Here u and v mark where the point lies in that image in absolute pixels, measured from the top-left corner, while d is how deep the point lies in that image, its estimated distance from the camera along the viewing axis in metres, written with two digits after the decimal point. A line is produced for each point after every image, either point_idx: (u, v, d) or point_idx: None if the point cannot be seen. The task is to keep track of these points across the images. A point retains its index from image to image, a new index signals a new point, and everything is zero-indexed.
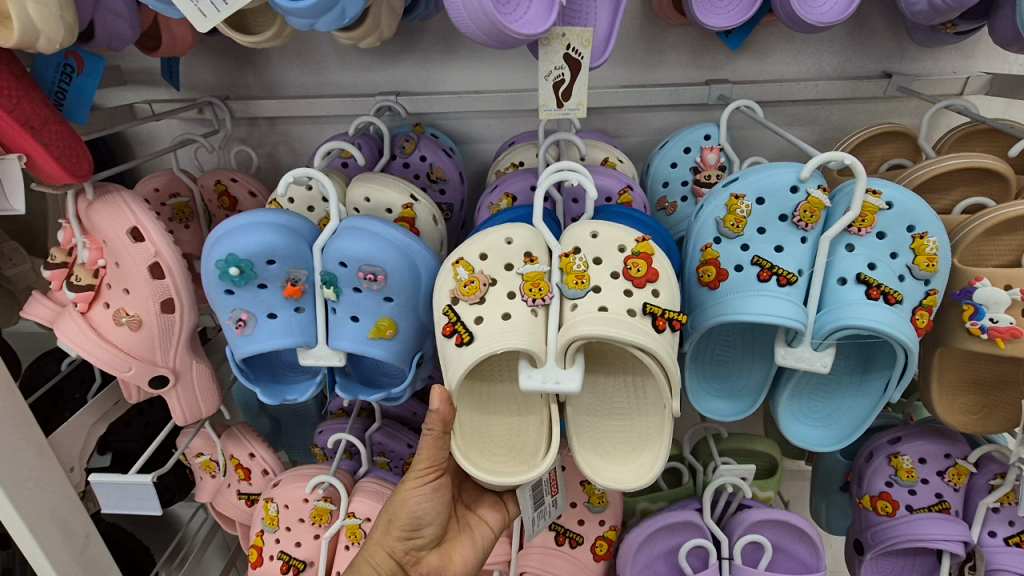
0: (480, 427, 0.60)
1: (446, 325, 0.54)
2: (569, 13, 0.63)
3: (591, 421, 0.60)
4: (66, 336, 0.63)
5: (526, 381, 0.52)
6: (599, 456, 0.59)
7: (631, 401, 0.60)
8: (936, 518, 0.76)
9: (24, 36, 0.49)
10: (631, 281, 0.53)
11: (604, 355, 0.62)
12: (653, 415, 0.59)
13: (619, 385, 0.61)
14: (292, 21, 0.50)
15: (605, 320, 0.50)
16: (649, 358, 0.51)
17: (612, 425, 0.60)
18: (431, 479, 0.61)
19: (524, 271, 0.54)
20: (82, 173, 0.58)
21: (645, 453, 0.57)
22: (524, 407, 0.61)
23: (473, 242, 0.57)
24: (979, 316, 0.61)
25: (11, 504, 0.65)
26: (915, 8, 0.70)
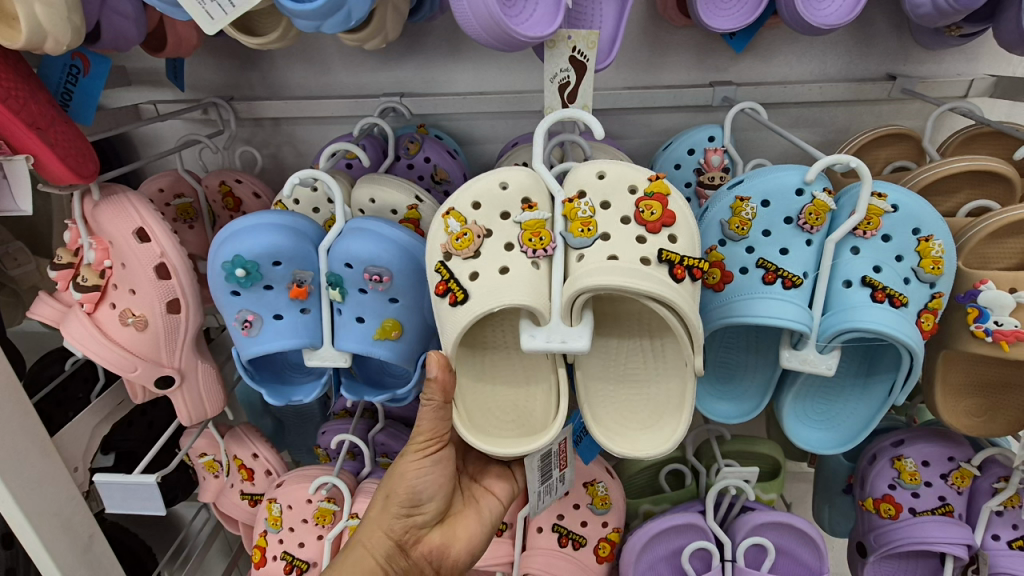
0: (485, 399, 0.60)
1: (442, 278, 0.54)
2: (574, 15, 0.63)
3: (601, 388, 0.60)
4: (71, 336, 0.64)
5: (527, 342, 0.51)
6: (613, 424, 0.59)
7: (648, 363, 0.60)
8: (940, 522, 0.76)
9: (32, 38, 0.49)
10: (644, 225, 0.53)
11: (619, 324, 0.61)
12: (673, 378, 0.58)
13: (635, 347, 0.60)
14: (300, 24, 0.50)
15: (622, 271, 0.49)
16: (663, 308, 0.50)
17: (626, 391, 0.60)
18: (434, 447, 0.60)
19: (523, 219, 0.54)
20: (88, 173, 0.58)
21: (668, 417, 0.57)
22: (528, 374, 0.61)
23: (471, 188, 0.56)
24: (983, 319, 0.61)
25: (15, 504, 0.66)
26: (920, 10, 0.70)
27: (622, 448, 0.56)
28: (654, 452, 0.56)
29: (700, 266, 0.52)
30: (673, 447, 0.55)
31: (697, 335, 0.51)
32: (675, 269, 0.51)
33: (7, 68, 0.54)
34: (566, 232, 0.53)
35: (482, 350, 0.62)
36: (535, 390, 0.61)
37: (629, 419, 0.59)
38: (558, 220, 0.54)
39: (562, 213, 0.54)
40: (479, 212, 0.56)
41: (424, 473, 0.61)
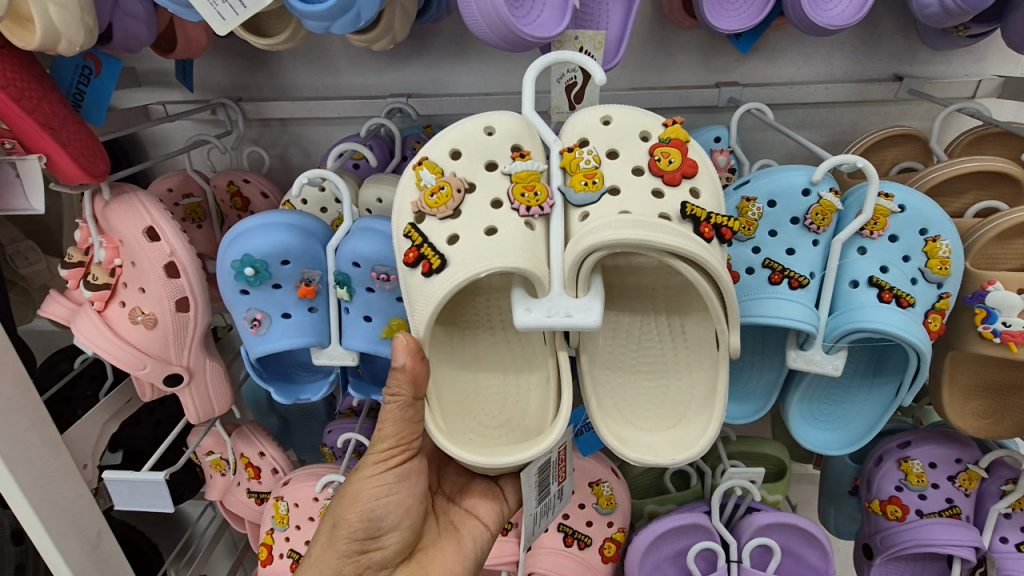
0: (473, 403, 0.60)
1: (412, 234, 0.52)
2: (581, 16, 0.63)
3: (609, 384, 0.59)
4: (82, 334, 0.64)
5: (521, 319, 0.49)
6: (626, 423, 0.57)
7: (672, 352, 0.59)
8: (948, 523, 0.75)
9: (46, 39, 0.50)
10: (661, 176, 0.53)
11: (631, 310, 0.61)
12: (702, 369, 0.57)
13: (659, 336, 0.60)
14: (310, 25, 0.51)
15: (639, 224, 0.46)
16: (690, 268, 0.47)
17: (645, 382, 0.59)
18: (399, 459, 0.55)
19: (514, 171, 0.53)
20: (99, 173, 0.59)
21: (695, 412, 0.56)
22: (518, 369, 0.62)
23: (454, 136, 0.56)
24: (991, 320, 0.61)
25: (26, 500, 0.66)
26: (928, 11, 0.69)
27: (637, 454, 0.54)
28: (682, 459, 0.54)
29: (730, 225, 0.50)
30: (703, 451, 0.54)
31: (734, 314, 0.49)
32: (703, 230, 0.49)
33: (23, 68, 0.54)
34: (566, 187, 0.52)
35: (468, 348, 0.61)
36: (525, 388, 0.61)
37: (646, 417, 0.58)
38: (554, 171, 0.53)
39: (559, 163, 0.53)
40: (457, 168, 0.55)
41: (384, 496, 0.55)
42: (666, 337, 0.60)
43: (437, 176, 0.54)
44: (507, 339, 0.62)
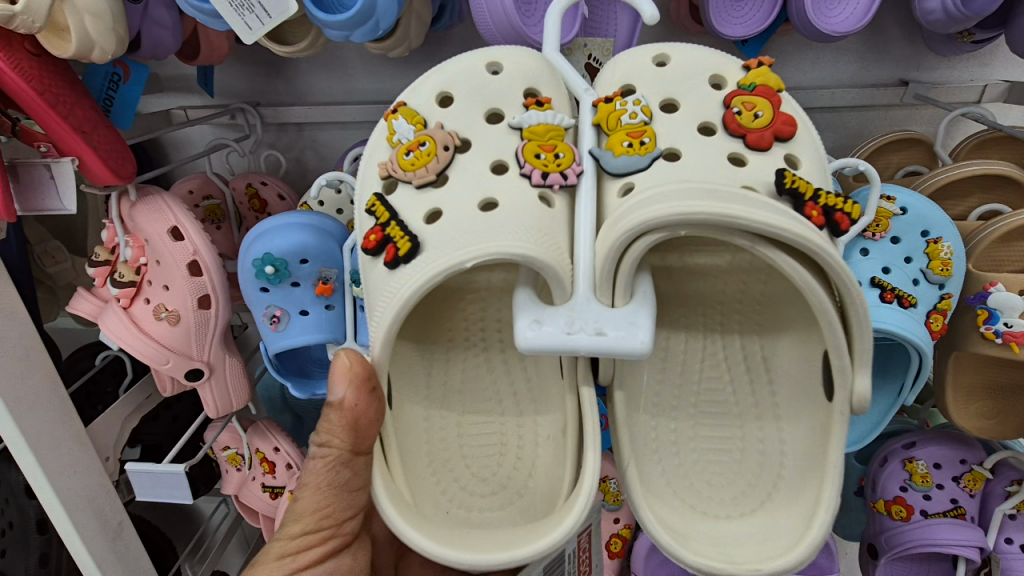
0: (461, 465, 0.58)
1: (378, 207, 0.51)
2: (591, 25, 0.65)
3: (646, 458, 0.56)
4: (109, 328, 0.68)
5: (524, 339, 0.45)
6: (680, 504, 0.53)
7: (753, 403, 0.57)
8: (952, 523, 0.76)
9: (81, 47, 0.53)
10: (744, 135, 0.52)
11: (688, 325, 0.61)
12: (792, 435, 0.53)
13: (737, 385, 0.58)
14: (330, 34, 0.53)
15: (728, 198, 0.40)
16: (800, 267, 0.41)
17: (712, 442, 0.57)
18: (319, 549, 0.50)
19: (531, 123, 0.54)
20: (127, 174, 0.62)
21: (792, 496, 0.50)
22: (520, 417, 0.60)
23: (451, 83, 0.57)
24: (993, 320, 0.62)
25: (53, 490, 0.69)
26: (932, 16, 0.71)
27: (696, 559, 0.47)
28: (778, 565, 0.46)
29: (843, 210, 0.45)
30: (804, 562, 0.46)
31: (863, 346, 0.43)
32: (810, 213, 0.44)
33: (58, 74, 0.57)
34: (601, 151, 0.52)
35: (451, 388, 0.61)
36: (527, 445, 0.59)
37: (719, 500, 0.54)
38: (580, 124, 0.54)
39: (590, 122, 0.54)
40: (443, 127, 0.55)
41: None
42: (745, 378, 0.58)
43: (416, 130, 0.54)
44: (505, 384, 0.62)
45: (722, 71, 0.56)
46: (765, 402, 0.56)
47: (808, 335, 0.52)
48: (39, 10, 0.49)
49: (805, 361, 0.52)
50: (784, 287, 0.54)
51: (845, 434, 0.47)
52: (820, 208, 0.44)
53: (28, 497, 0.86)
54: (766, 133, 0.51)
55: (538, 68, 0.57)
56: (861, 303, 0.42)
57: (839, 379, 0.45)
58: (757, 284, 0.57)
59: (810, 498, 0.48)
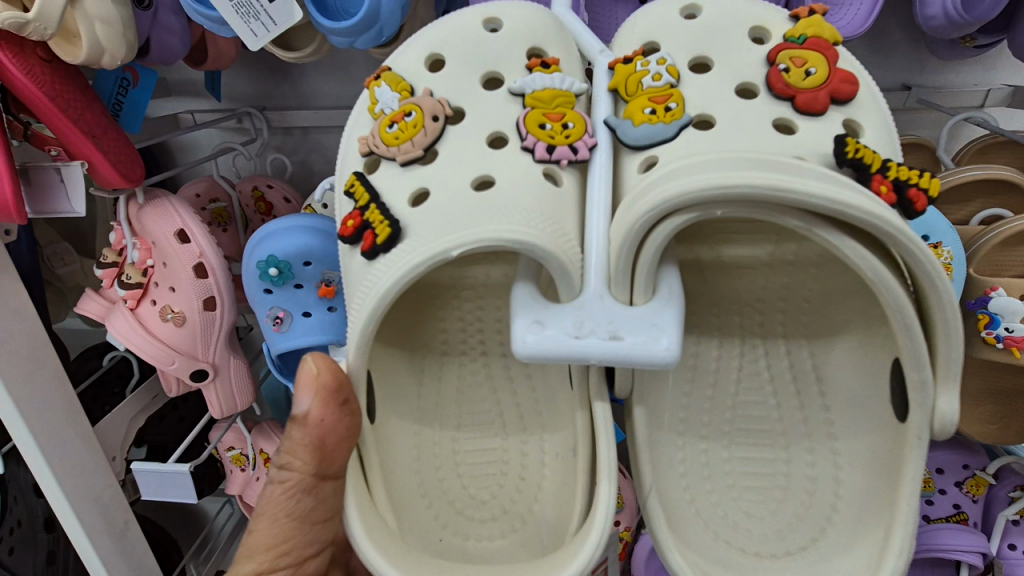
0: (460, 484, 0.59)
1: (355, 187, 0.52)
2: (592, 30, 0.66)
3: (673, 488, 0.55)
4: (116, 329, 0.69)
5: (520, 346, 0.45)
6: (726, 543, 0.53)
7: (804, 425, 0.57)
8: (955, 529, 0.74)
9: (91, 53, 0.54)
10: (793, 97, 0.50)
11: (724, 324, 0.60)
12: (845, 463, 0.53)
13: (784, 405, 0.58)
14: (335, 40, 0.54)
15: (796, 172, 0.38)
16: (869, 255, 0.40)
17: (750, 472, 0.57)
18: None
19: (537, 88, 0.54)
20: (136, 178, 0.63)
21: (850, 528, 0.50)
22: (524, 434, 0.61)
23: (442, 46, 0.58)
24: (995, 325, 0.61)
25: (60, 489, 0.70)
26: (932, 23, 0.71)
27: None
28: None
29: (918, 185, 0.43)
30: None
31: (945, 353, 0.42)
32: (879, 187, 0.42)
33: (69, 79, 0.58)
34: (621, 121, 0.52)
35: (444, 400, 0.62)
36: (531, 464, 0.60)
37: (762, 535, 0.54)
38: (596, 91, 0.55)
39: (607, 88, 0.54)
40: (432, 95, 0.55)
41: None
42: (791, 387, 0.58)
43: (399, 100, 0.55)
44: (506, 399, 0.62)
45: (766, 24, 0.55)
46: (816, 420, 0.56)
47: (866, 342, 0.51)
48: (52, 17, 0.50)
49: (862, 372, 0.52)
50: (836, 284, 0.54)
51: (919, 463, 0.45)
52: (890, 181, 0.43)
53: (36, 496, 0.87)
54: (819, 94, 0.50)
55: (544, 39, 0.58)
56: (948, 298, 0.39)
57: (919, 395, 0.42)
58: (805, 279, 0.57)
59: (871, 532, 0.47)
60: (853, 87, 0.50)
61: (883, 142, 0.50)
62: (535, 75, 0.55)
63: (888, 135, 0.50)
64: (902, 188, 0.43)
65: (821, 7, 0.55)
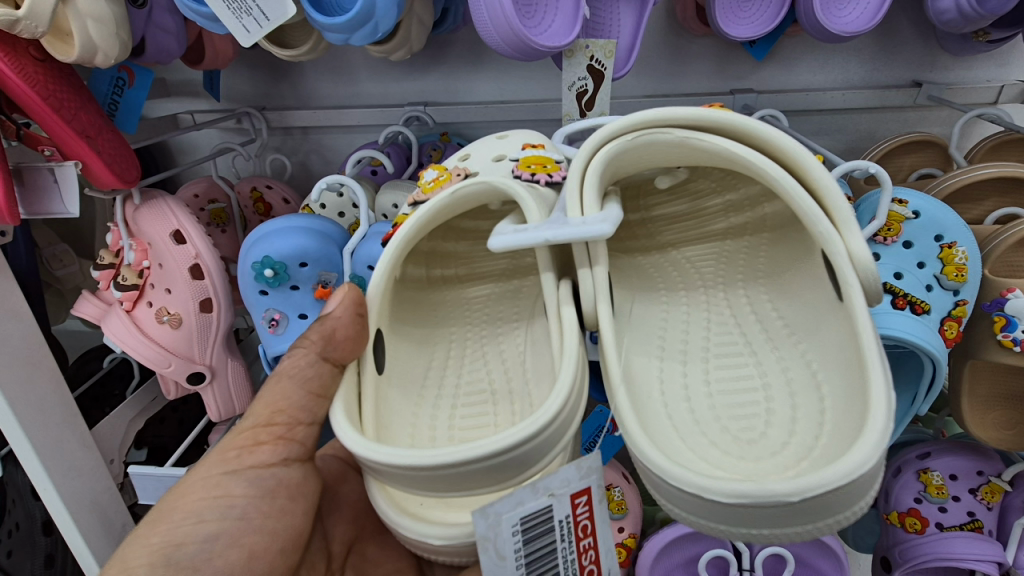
0: (442, 418, 0.46)
1: (401, 220, 0.51)
2: (592, 26, 0.64)
3: (643, 399, 0.43)
4: (112, 332, 0.68)
5: (495, 240, 0.38)
6: (700, 462, 0.39)
7: (764, 340, 0.47)
8: (968, 537, 0.71)
9: (84, 52, 0.53)
10: None
11: (662, 269, 0.56)
12: (831, 357, 0.40)
13: (748, 331, 0.49)
14: (330, 36, 0.53)
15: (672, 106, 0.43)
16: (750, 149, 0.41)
17: (736, 398, 0.44)
18: (269, 451, 0.44)
19: (523, 156, 0.53)
20: (130, 178, 0.63)
21: (846, 416, 0.36)
22: (508, 372, 0.50)
23: (471, 150, 0.58)
24: (1011, 328, 0.59)
25: (57, 493, 0.69)
26: (945, 16, 0.69)
27: (725, 483, 0.31)
28: (835, 480, 0.29)
29: None
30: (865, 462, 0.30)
31: (836, 203, 0.39)
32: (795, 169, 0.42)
33: (63, 79, 0.57)
34: None
35: (459, 343, 0.53)
36: (516, 385, 0.49)
37: (745, 460, 0.39)
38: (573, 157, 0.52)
39: None
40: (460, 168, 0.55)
41: (195, 521, 0.40)
42: (749, 314, 0.50)
43: (441, 172, 0.53)
44: (492, 346, 0.53)
45: None
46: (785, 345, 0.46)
47: (811, 262, 0.45)
48: (43, 15, 0.49)
49: (813, 298, 0.45)
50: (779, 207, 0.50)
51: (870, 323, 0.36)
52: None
53: (34, 499, 0.86)
54: None
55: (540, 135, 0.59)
56: (810, 158, 0.39)
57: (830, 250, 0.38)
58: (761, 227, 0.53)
59: (863, 404, 0.34)
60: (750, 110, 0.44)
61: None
62: (526, 150, 0.54)
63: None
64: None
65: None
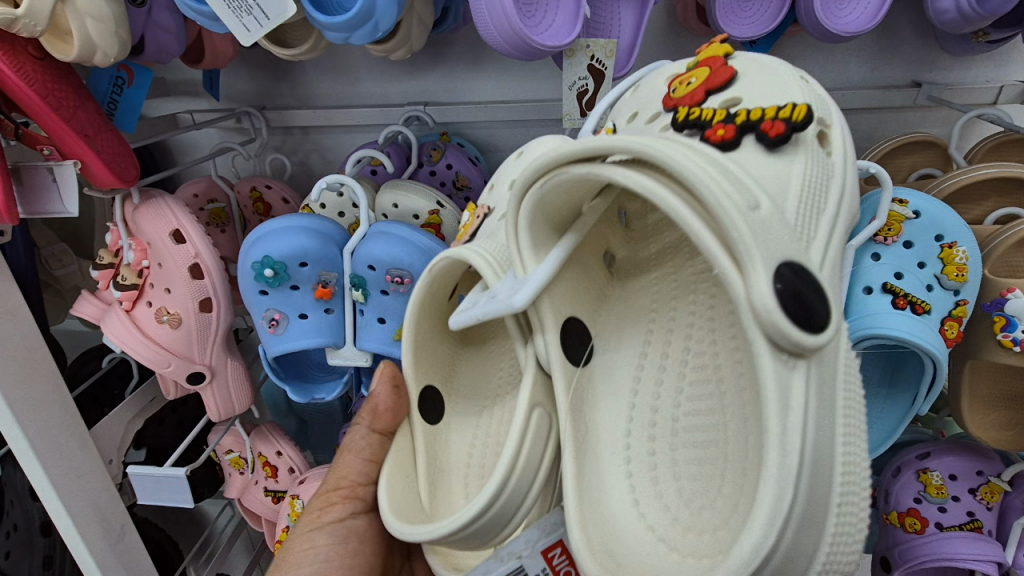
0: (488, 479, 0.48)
1: None
2: (592, 25, 0.64)
3: (601, 461, 0.40)
4: (111, 332, 0.68)
5: (456, 317, 0.41)
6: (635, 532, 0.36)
7: (734, 370, 0.38)
8: (969, 537, 0.71)
9: (83, 51, 0.53)
10: (674, 107, 0.45)
11: (666, 284, 0.46)
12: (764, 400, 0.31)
13: (724, 356, 0.40)
14: (330, 35, 0.53)
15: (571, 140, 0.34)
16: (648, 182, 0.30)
17: (701, 449, 0.38)
18: (340, 509, 0.52)
19: None
20: (130, 178, 0.62)
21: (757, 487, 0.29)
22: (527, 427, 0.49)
23: (495, 180, 0.60)
24: (1011, 328, 0.59)
25: (55, 493, 0.69)
26: (945, 16, 0.69)
27: None
28: None
29: (769, 118, 0.38)
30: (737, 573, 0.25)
31: (738, 235, 0.28)
32: (715, 132, 0.39)
33: (62, 79, 0.57)
34: None
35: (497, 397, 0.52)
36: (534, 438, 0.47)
37: (688, 527, 0.34)
38: None
39: None
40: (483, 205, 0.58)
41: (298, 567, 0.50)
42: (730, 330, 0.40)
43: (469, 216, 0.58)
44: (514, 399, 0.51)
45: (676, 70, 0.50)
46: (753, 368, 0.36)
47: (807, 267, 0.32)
48: (41, 13, 0.49)
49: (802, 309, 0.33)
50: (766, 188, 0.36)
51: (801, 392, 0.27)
52: (734, 125, 0.39)
53: (33, 499, 0.86)
54: (695, 94, 0.44)
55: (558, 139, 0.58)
56: (688, 171, 0.29)
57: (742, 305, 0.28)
58: None
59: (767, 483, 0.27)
60: (725, 77, 0.44)
61: (778, 88, 0.42)
62: None
63: (783, 84, 0.43)
64: (756, 129, 0.39)
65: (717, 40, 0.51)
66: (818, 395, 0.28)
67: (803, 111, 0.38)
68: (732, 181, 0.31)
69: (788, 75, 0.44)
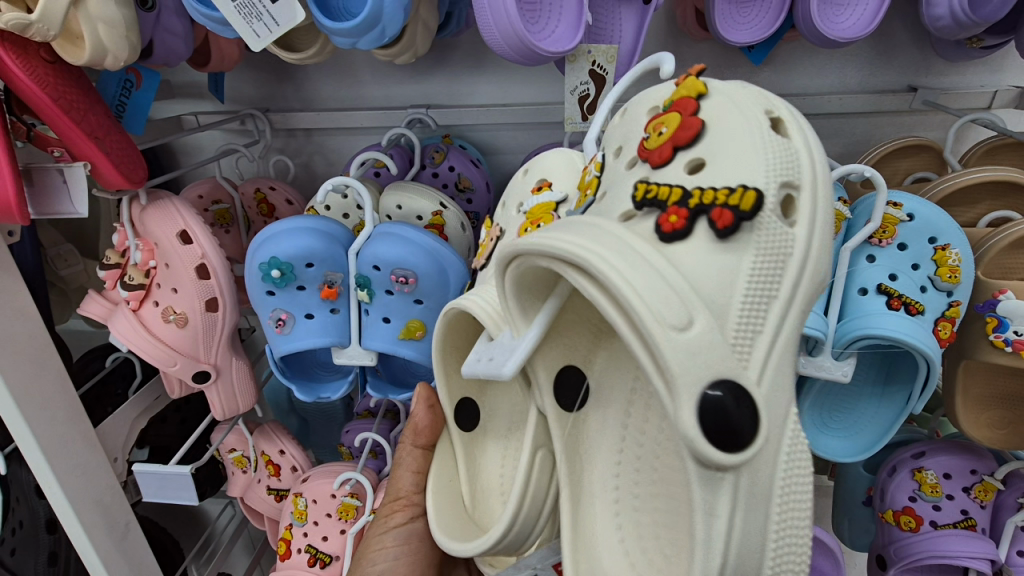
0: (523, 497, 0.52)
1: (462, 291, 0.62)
2: (594, 30, 0.65)
3: (595, 502, 0.45)
4: (120, 331, 0.69)
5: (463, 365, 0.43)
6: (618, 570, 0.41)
7: None
8: (963, 535, 0.72)
9: (94, 54, 0.54)
10: (647, 159, 0.41)
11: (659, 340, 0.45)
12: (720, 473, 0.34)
13: None
14: (337, 41, 0.54)
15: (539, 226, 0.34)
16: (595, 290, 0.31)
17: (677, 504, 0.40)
18: (402, 515, 0.61)
19: (530, 207, 0.54)
20: (138, 180, 0.63)
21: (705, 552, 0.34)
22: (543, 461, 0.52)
23: (505, 196, 0.61)
24: (1003, 328, 0.60)
25: (61, 490, 0.70)
26: (939, 23, 0.70)
27: None
28: None
29: (727, 200, 0.35)
30: None
31: (669, 364, 0.29)
32: (670, 217, 0.35)
33: (73, 82, 0.58)
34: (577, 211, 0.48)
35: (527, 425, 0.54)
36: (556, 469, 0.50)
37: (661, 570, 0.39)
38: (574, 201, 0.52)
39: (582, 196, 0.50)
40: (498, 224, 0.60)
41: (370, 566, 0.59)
42: None
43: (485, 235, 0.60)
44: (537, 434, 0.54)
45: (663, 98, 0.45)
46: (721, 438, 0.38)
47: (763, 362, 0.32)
48: (55, 19, 0.50)
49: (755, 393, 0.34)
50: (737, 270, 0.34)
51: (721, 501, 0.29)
52: (687, 204, 0.35)
53: (38, 497, 0.87)
54: (663, 148, 0.40)
55: (559, 153, 0.57)
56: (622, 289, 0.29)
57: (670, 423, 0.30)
58: None
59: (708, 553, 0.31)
60: (695, 126, 0.39)
61: (747, 144, 0.37)
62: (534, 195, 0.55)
63: (756, 136, 0.37)
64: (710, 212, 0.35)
65: (695, 67, 0.45)
66: (748, 508, 0.30)
67: (754, 196, 0.34)
68: (668, 298, 0.30)
69: (761, 121, 0.38)
